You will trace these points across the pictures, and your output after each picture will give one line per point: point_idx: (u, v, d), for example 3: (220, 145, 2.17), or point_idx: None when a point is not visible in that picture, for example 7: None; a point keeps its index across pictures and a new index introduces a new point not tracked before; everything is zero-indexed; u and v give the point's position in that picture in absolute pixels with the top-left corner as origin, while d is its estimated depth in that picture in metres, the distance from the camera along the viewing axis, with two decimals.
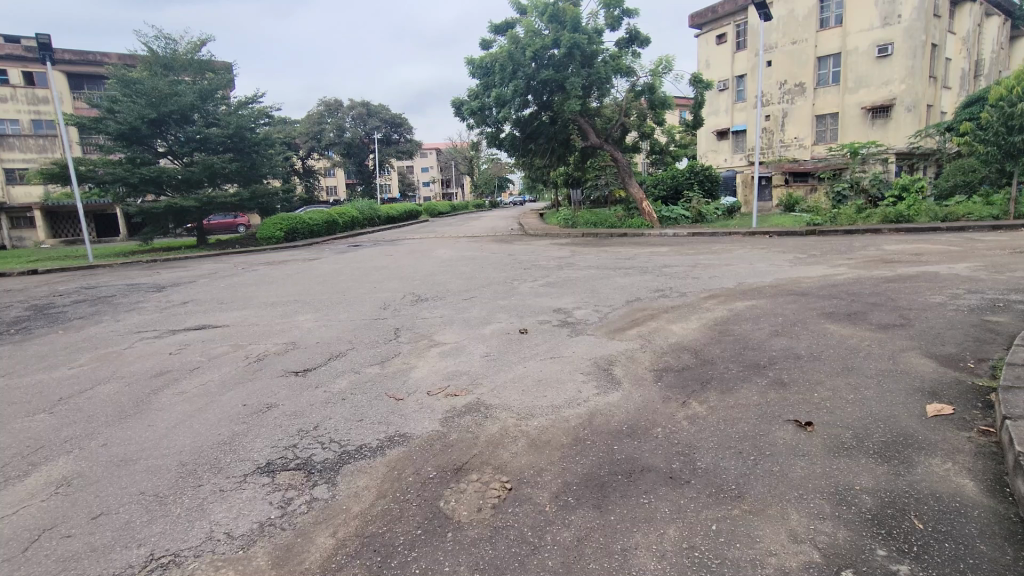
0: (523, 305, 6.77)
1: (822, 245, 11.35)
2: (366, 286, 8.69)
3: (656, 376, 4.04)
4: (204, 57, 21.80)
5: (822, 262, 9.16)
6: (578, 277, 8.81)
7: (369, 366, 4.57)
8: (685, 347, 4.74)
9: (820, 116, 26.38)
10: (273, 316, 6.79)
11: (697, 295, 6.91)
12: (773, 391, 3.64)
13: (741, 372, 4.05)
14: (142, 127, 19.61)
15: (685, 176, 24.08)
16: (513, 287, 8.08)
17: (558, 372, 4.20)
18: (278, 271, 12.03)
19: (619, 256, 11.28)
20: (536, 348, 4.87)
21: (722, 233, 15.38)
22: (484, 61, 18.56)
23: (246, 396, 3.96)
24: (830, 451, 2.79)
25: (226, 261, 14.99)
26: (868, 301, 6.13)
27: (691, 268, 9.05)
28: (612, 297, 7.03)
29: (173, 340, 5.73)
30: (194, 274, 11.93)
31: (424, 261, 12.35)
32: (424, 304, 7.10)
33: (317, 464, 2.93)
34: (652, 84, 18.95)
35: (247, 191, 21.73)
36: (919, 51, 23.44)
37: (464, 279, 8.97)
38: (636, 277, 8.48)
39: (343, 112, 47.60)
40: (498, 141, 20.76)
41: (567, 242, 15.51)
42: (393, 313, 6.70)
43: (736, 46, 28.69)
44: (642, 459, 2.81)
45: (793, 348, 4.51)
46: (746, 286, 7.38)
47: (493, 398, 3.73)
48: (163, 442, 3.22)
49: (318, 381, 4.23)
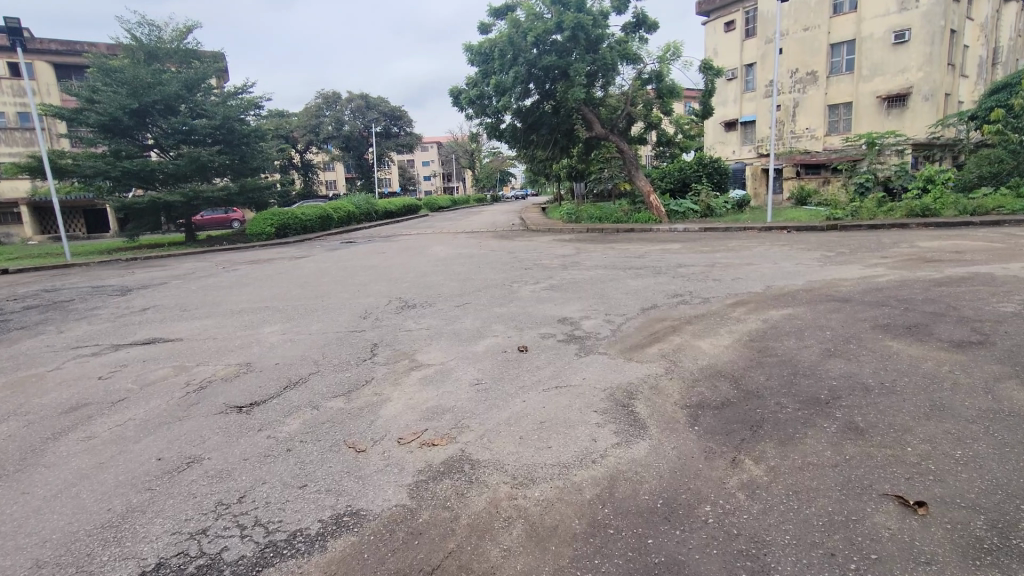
0: (523, 314, 5.89)
1: (848, 241, 10.49)
2: (350, 290, 7.85)
3: (693, 419, 3.15)
4: (191, 45, 20.92)
5: (855, 262, 8.25)
6: (586, 279, 7.94)
7: (331, 399, 3.69)
8: (721, 372, 3.85)
9: (833, 106, 25.37)
10: (237, 328, 5.91)
11: (722, 302, 6.01)
12: (850, 441, 2.77)
13: (798, 412, 3.16)
14: (124, 118, 18.82)
15: (693, 169, 23.13)
16: (512, 290, 7.21)
17: (566, 411, 3.31)
18: (262, 271, 11.22)
19: (629, 254, 10.40)
20: (538, 373, 4.00)
21: (736, 229, 14.51)
22: (482, 46, 17.65)
23: (165, 444, 3.09)
24: (965, 557, 1.91)
25: (210, 260, 14.17)
26: (925, 310, 5.24)
27: (709, 268, 8.19)
28: (625, 304, 6.15)
29: (109, 360, 4.86)
30: (171, 275, 11.10)
31: (418, 259, 11.52)
32: (410, 312, 6.25)
33: (225, 567, 2.07)
34: (659, 71, 18.16)
35: (236, 185, 20.80)
36: (938, 38, 22.41)
37: (459, 281, 8.14)
38: (650, 278, 7.61)
39: (342, 104, 46.60)
40: (498, 132, 19.81)
41: (572, 238, 14.64)
42: (374, 323, 5.82)
43: (745, 34, 27.74)
44: (692, 567, 1.93)
45: (857, 377, 3.61)
46: (776, 290, 6.50)
47: (480, 451, 2.85)
48: (28, 523, 2.38)
49: (263, 422, 3.36)
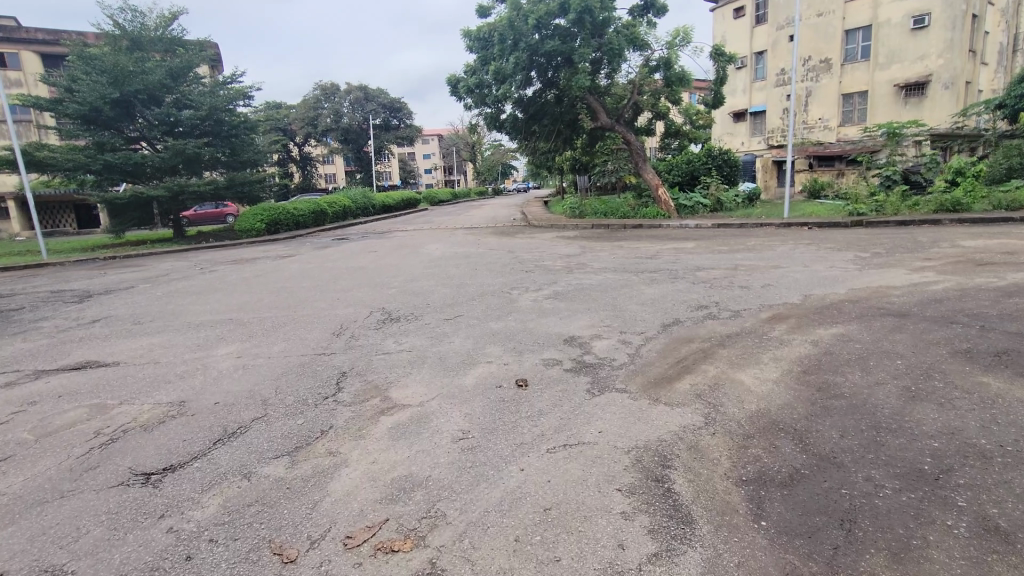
0: (523, 332, 5.01)
1: (881, 240, 9.58)
2: (328, 298, 6.98)
3: (754, 507, 2.27)
4: (176, 33, 19.98)
5: (896, 265, 7.37)
6: (594, 285, 7.04)
7: (272, 462, 2.81)
8: (780, 425, 2.95)
9: (847, 95, 24.36)
10: (187, 349, 5.00)
11: (756, 317, 5.10)
12: (998, 559, 1.89)
13: (902, 497, 2.27)
14: (104, 108, 17.87)
15: (703, 160, 22.13)
16: (511, 299, 6.34)
17: (579, 489, 2.43)
18: (243, 272, 10.39)
19: (639, 255, 9.52)
20: (541, 422, 3.12)
21: (752, 224, 13.67)
22: (481, 31, 16.68)
23: (20, 546, 2.21)
24: None
25: (191, 259, 13.35)
26: (1008, 329, 4.34)
27: (733, 273, 7.30)
28: (643, 319, 5.25)
29: (19, 395, 3.97)
30: (142, 277, 10.23)
31: (411, 259, 10.64)
32: (392, 329, 5.38)
33: None
34: (668, 58, 17.19)
35: (225, 178, 19.87)
36: (959, 22, 21.34)
37: (452, 287, 7.31)
38: (667, 285, 6.75)
39: (341, 96, 45.38)
40: (499, 123, 18.85)
41: (577, 235, 13.76)
42: (346, 344, 4.93)
43: (755, 20, 26.75)
44: None
45: (966, 437, 2.71)
46: (816, 300, 5.62)
47: (457, 567, 1.99)
48: None
49: (172, 502, 2.49)
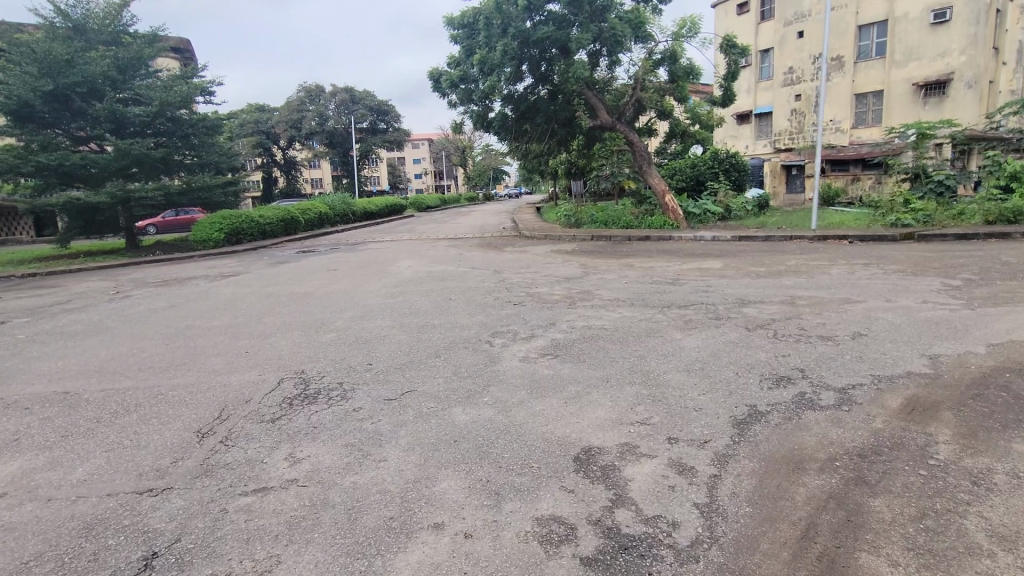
0: (503, 438, 2.99)
1: (958, 260, 7.73)
2: (233, 353, 4.87)
3: None
4: (126, 21, 17.83)
5: (1015, 301, 5.44)
6: (610, 331, 5.01)
7: None
8: None
9: (860, 95, 22.63)
10: None
11: (886, 409, 3.12)
12: None
13: None
14: (37, 103, 15.70)
15: (707, 164, 20.53)
16: (491, 359, 4.35)
17: None
18: (163, 299, 8.30)
19: (657, 279, 7.55)
20: None
21: (780, 237, 11.81)
22: (465, 17, 14.82)
23: None
24: None
25: (119, 277, 11.24)
26: None
27: (795, 312, 5.37)
28: (698, 410, 3.22)
29: None
30: (30, 306, 8.08)
31: (375, 282, 8.67)
32: (297, 423, 3.36)
33: None
34: (674, 50, 15.40)
35: (182, 182, 17.69)
36: (984, 17, 19.64)
37: (415, 331, 5.33)
38: (712, 332, 4.78)
39: (325, 98, 43.13)
40: (486, 123, 16.92)
41: (577, 249, 11.83)
42: (203, 463, 2.87)
43: (760, 16, 25.00)
44: None
45: None
46: (955, 369, 3.68)
47: None
48: None
49: None
